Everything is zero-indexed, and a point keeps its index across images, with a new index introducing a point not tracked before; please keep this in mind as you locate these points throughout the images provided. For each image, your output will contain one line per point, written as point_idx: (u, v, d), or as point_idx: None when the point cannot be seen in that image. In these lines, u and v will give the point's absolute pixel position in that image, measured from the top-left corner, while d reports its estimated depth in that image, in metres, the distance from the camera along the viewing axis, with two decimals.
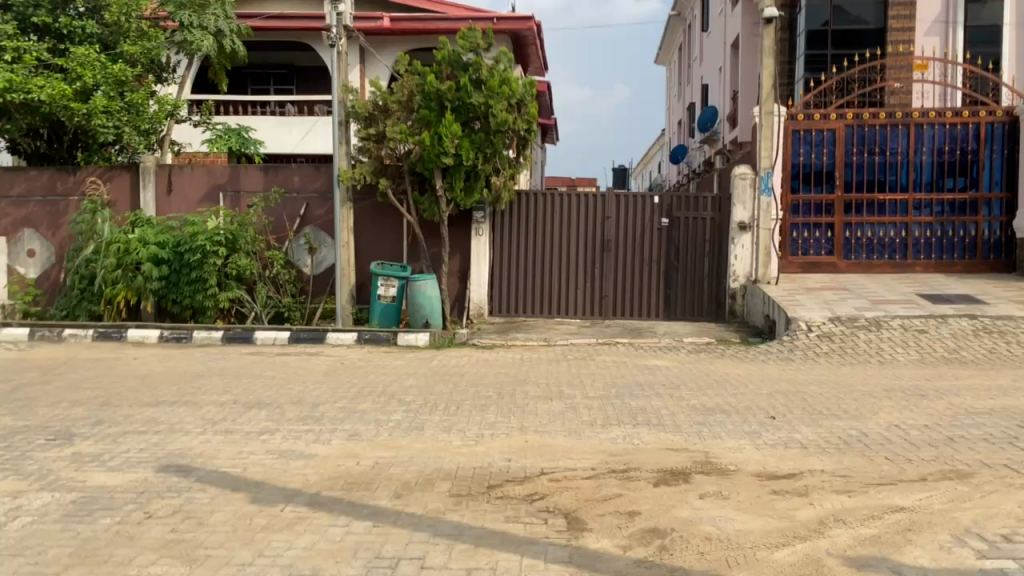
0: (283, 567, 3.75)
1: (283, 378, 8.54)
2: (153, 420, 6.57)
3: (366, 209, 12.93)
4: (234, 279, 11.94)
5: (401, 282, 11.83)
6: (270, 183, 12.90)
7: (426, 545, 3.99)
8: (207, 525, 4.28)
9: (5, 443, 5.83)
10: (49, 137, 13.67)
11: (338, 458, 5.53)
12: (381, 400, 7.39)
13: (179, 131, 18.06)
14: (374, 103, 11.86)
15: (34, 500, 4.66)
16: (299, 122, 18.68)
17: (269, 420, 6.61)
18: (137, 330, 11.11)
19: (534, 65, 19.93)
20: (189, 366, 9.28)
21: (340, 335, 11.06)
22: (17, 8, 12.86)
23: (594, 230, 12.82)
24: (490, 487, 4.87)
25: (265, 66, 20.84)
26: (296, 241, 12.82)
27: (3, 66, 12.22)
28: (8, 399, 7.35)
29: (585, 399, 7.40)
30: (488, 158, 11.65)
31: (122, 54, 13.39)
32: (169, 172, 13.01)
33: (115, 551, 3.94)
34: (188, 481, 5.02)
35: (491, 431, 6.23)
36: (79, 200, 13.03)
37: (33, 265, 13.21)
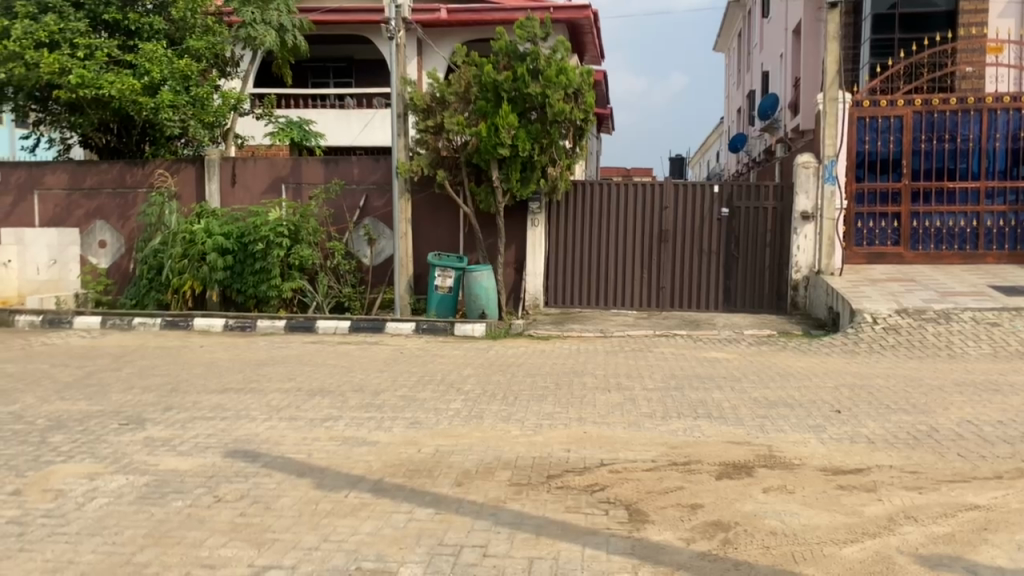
0: (348, 553, 3.81)
1: (345, 366, 8.67)
2: (220, 406, 6.74)
3: (424, 200, 13.02)
4: (296, 269, 12.17)
5: (458, 273, 11.90)
6: (330, 175, 13.07)
7: (489, 534, 4.01)
8: (275, 510, 4.38)
9: (81, 427, 6.05)
10: (119, 131, 14.11)
11: (399, 445, 5.59)
12: (440, 389, 7.46)
13: (242, 125, 18.46)
14: (431, 94, 11.92)
15: (109, 482, 4.82)
16: (358, 115, 18.90)
17: (331, 407, 6.72)
18: (203, 319, 11.41)
19: (590, 54, 19.80)
20: (253, 354, 9.50)
21: (399, 325, 11.18)
22: (88, 6, 13.14)
23: (652, 220, 12.70)
24: (550, 477, 4.87)
25: (325, 59, 21.14)
26: (356, 232, 13.05)
27: (75, 62, 12.59)
28: (82, 385, 7.63)
29: (645, 391, 7.35)
30: (544, 149, 11.63)
31: (188, 50, 13.71)
32: (233, 164, 13.28)
33: (187, 533, 4.06)
34: (254, 466, 5.14)
35: (550, 421, 6.22)
36: (147, 192, 13.41)
37: (105, 255, 13.64)
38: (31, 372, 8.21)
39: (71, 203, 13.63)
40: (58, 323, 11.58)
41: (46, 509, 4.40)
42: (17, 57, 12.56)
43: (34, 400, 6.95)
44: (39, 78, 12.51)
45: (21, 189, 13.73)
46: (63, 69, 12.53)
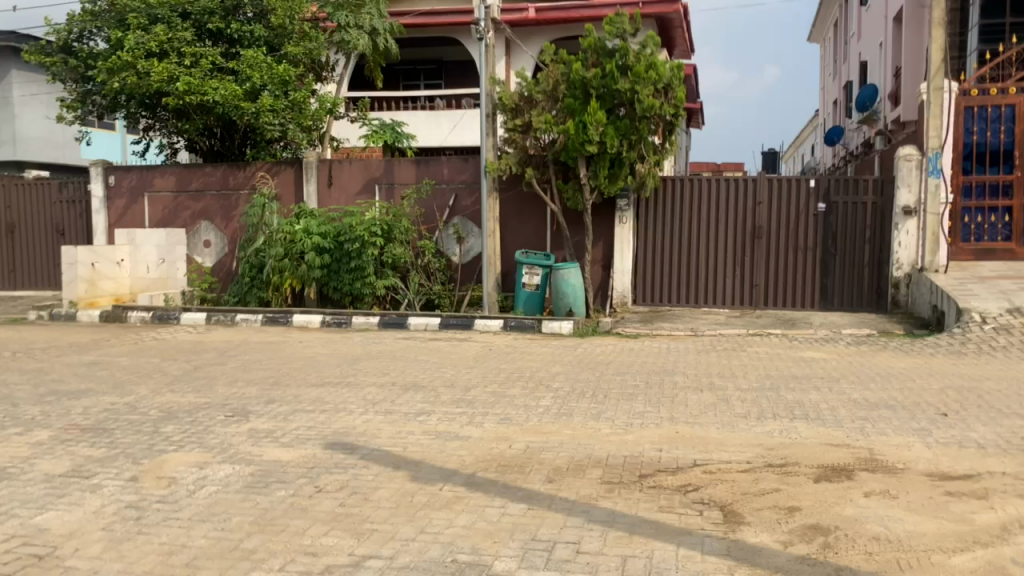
0: (444, 545, 3.89)
1: (437, 362, 8.84)
2: (319, 400, 6.97)
3: (513, 198, 13.11)
4: (389, 267, 12.48)
5: (545, 270, 11.94)
6: (421, 175, 13.31)
7: (582, 531, 4.03)
8: (373, 501, 4.50)
9: (191, 418, 6.35)
10: (222, 136, 14.72)
11: (491, 441, 5.67)
12: (530, 385, 7.51)
13: (337, 127, 19.01)
14: (520, 93, 11.97)
15: (217, 471, 5.06)
16: (448, 115, 19.23)
17: (424, 402, 6.86)
18: (302, 315, 11.80)
19: (680, 48, 19.53)
20: (349, 349, 9.78)
21: (487, 322, 11.28)
22: (194, 16, 13.71)
23: (745, 216, 12.44)
24: (642, 476, 4.85)
25: (415, 62, 21.54)
26: (445, 231, 13.28)
27: (182, 70, 13.21)
28: (190, 378, 8.02)
29: (738, 391, 7.23)
30: (633, 145, 11.54)
31: (287, 55, 14.23)
32: (329, 166, 13.68)
33: (291, 521, 4.22)
34: (353, 458, 5.30)
35: (641, 420, 6.18)
36: (249, 193, 13.96)
37: (210, 254, 14.28)
38: (145, 366, 8.67)
39: (179, 204, 14.32)
40: (167, 318, 12.19)
41: (161, 495, 4.65)
42: (129, 67, 13.19)
43: (147, 392, 7.34)
44: (149, 86, 13.13)
45: (134, 192, 14.45)
46: (171, 77, 13.14)
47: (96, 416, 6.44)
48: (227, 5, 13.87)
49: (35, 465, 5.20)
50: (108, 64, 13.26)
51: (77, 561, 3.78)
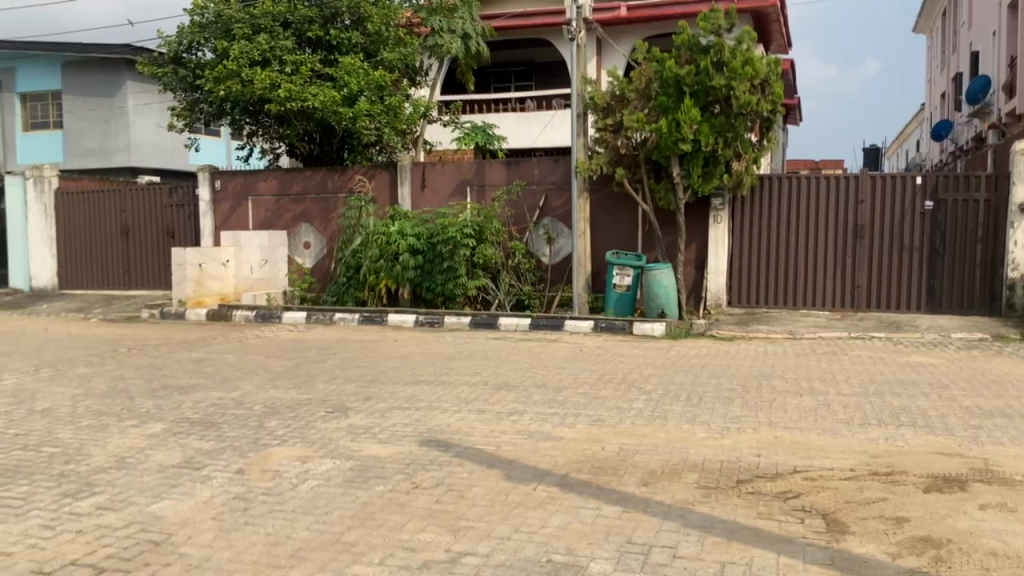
0: (538, 545, 3.90)
1: (528, 362, 8.88)
2: (414, 397, 7.11)
3: (603, 199, 13.03)
4: (481, 268, 12.63)
5: (636, 271, 11.84)
6: (512, 176, 13.41)
7: (679, 535, 3.97)
8: (467, 498, 4.56)
9: (293, 413, 6.57)
10: (321, 141, 15.21)
11: (583, 442, 5.66)
12: (622, 387, 7.45)
13: (429, 131, 19.32)
14: (611, 93, 11.92)
15: (319, 464, 5.22)
16: (538, 117, 19.28)
17: (516, 401, 6.90)
18: (396, 314, 12.06)
19: (776, 43, 19.04)
20: (442, 348, 9.93)
21: (577, 323, 11.26)
22: (295, 25, 14.14)
23: (846, 215, 12.01)
24: (740, 482, 4.75)
25: (506, 64, 21.67)
26: (536, 232, 13.29)
27: (284, 77, 13.68)
28: (292, 374, 8.30)
29: (840, 396, 6.98)
30: (728, 143, 11.30)
31: (383, 61, 14.62)
32: (423, 169, 13.94)
33: (389, 516, 4.31)
34: (448, 455, 5.38)
35: (737, 424, 6.05)
36: (346, 197, 14.36)
37: (309, 255, 14.71)
38: (249, 362, 9.02)
39: (280, 208, 14.84)
40: (269, 317, 12.63)
41: (266, 487, 4.83)
42: (235, 75, 13.72)
43: (252, 388, 7.64)
44: (253, 94, 13.63)
45: (238, 196, 15.07)
46: (274, 84, 13.63)
47: (205, 410, 6.74)
48: (326, 13, 14.31)
49: (151, 455, 5.48)
50: (215, 73, 13.81)
51: (190, 549, 3.96)
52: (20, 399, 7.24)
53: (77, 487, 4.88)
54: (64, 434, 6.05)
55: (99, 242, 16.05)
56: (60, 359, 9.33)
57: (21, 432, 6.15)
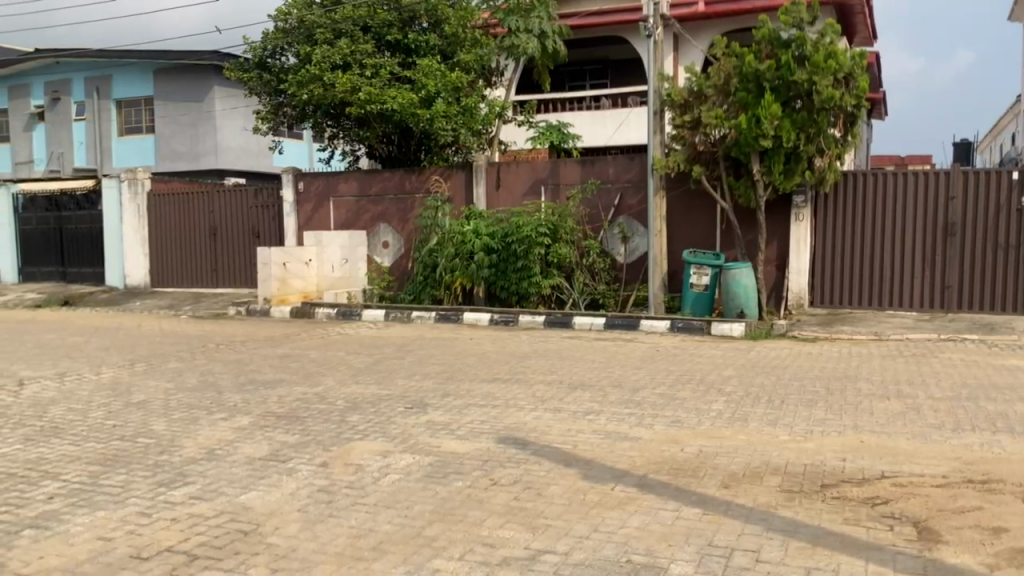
0: (618, 545, 3.89)
1: (604, 361, 8.85)
2: (491, 395, 7.16)
3: (679, 197, 12.88)
4: (555, 267, 12.64)
5: (714, 270, 11.66)
6: (587, 175, 13.37)
7: (761, 538, 3.91)
8: (546, 496, 4.58)
9: (373, 409, 6.71)
10: (399, 142, 15.47)
11: (662, 443, 5.60)
12: (700, 388, 7.35)
13: (504, 131, 19.43)
14: (689, 89, 11.75)
15: (399, 459, 5.31)
16: (613, 115, 19.19)
17: (592, 401, 6.88)
18: (471, 313, 12.19)
19: (861, 35, 18.46)
20: (517, 347, 9.98)
21: (653, 323, 11.17)
22: (374, 28, 14.44)
23: (936, 212, 11.57)
24: (824, 486, 4.63)
25: (581, 62, 21.64)
26: (610, 231, 13.23)
27: (363, 80, 13.97)
28: (372, 370, 8.48)
29: (930, 400, 6.73)
30: (811, 138, 11.01)
31: (459, 63, 14.81)
32: (498, 168, 14.02)
33: (469, 512, 4.36)
34: (525, 453, 5.40)
35: (821, 428, 5.90)
36: (423, 196, 14.57)
37: (387, 254, 15.00)
38: (330, 359, 9.24)
39: (360, 208, 15.16)
40: (350, 315, 12.91)
41: (348, 480, 4.95)
42: (317, 79, 14.07)
43: (334, 383, 7.82)
44: (334, 97, 13.96)
45: (320, 197, 15.44)
46: (354, 87, 13.94)
47: (289, 404, 6.94)
48: (404, 17, 14.58)
49: (239, 448, 5.67)
50: (298, 77, 14.15)
51: (277, 539, 4.08)
52: (118, 392, 7.59)
53: (170, 477, 5.09)
54: (158, 426, 6.33)
55: (188, 241, 16.68)
56: (153, 354, 9.74)
57: (118, 423, 6.45)
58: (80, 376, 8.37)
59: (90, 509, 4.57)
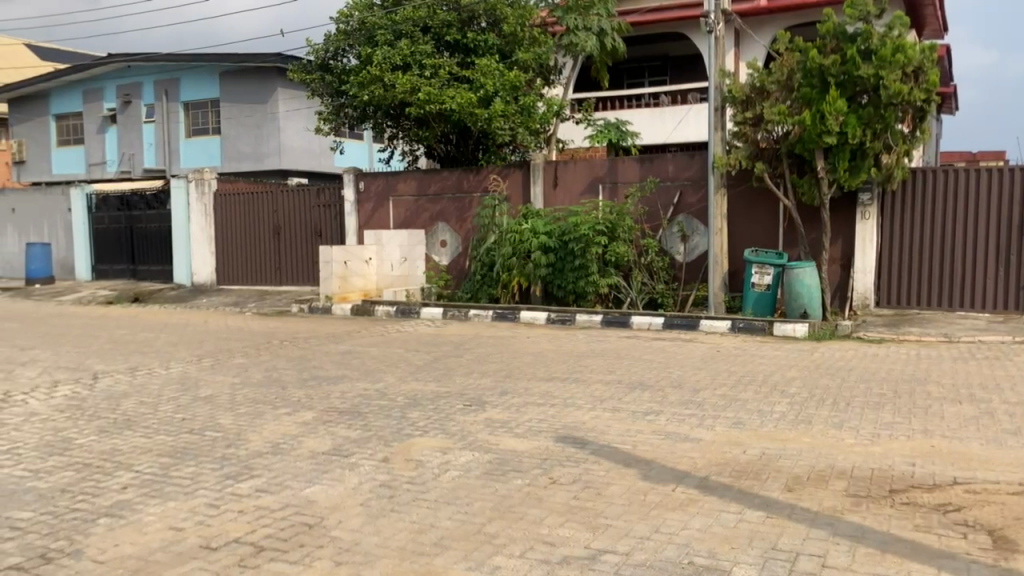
0: (680, 546, 3.85)
1: (663, 361, 8.77)
2: (549, 394, 7.16)
3: (740, 195, 12.68)
4: (613, 266, 12.58)
5: (777, 270, 11.45)
6: (646, 173, 13.26)
7: (827, 543, 3.82)
8: (606, 496, 4.56)
9: (432, 406, 6.77)
10: (457, 142, 15.57)
11: (724, 445, 5.53)
12: (763, 390, 7.22)
13: (562, 129, 19.40)
14: (751, 85, 11.50)
15: (459, 456, 5.35)
16: (672, 112, 18.99)
17: (652, 401, 6.82)
18: (528, 312, 12.22)
19: (931, 28, 17.92)
20: (575, 346, 9.96)
21: (713, 323, 11.02)
22: (434, 29, 14.56)
23: (1010, 211, 11.18)
24: (893, 491, 4.51)
25: (640, 60, 21.47)
26: (670, 229, 13.10)
27: (422, 80, 14.09)
28: (431, 367, 8.56)
29: (1005, 404, 6.49)
30: (877, 135, 10.73)
31: (517, 62, 14.83)
32: (555, 167, 14.00)
33: (528, 510, 4.37)
34: (584, 453, 5.39)
35: (890, 431, 5.75)
36: (481, 195, 14.63)
37: (445, 253, 15.13)
38: (390, 355, 9.36)
39: (419, 207, 15.31)
40: (409, 313, 13.06)
41: (409, 476, 5.01)
42: (377, 80, 14.25)
43: (394, 380, 7.93)
44: (394, 97, 14.12)
45: (380, 196, 15.64)
46: (413, 87, 14.08)
47: (351, 400, 7.05)
48: (463, 17, 14.67)
49: (303, 442, 5.79)
50: (359, 78, 14.35)
51: (341, 532, 4.16)
52: (186, 386, 7.83)
53: (237, 469, 5.22)
54: (226, 420, 6.50)
55: (253, 240, 17.06)
56: (220, 349, 10.00)
57: (187, 416, 6.64)
58: (151, 370, 8.64)
59: (161, 500, 4.71)
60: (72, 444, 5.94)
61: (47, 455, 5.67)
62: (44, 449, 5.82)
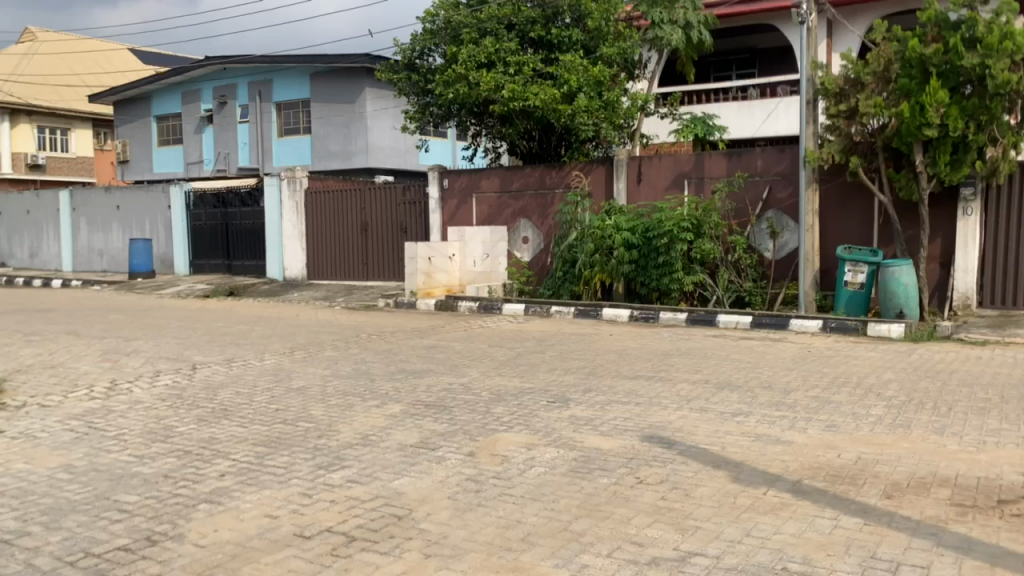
0: (772, 551, 3.75)
1: (752, 361, 8.57)
2: (634, 392, 7.09)
3: (832, 190, 12.27)
4: (698, 263, 12.38)
5: (871, 267, 11.04)
6: (733, 168, 12.98)
7: (930, 554, 3.66)
8: (695, 498, 4.48)
9: (517, 401, 6.80)
10: (540, 138, 15.58)
11: (817, 447, 5.36)
12: (857, 392, 6.99)
13: (647, 124, 19.23)
14: (845, 76, 11.18)
15: (544, 453, 5.35)
16: (761, 105, 18.56)
17: (740, 402, 6.68)
18: (611, 308, 12.14)
19: None
20: (659, 344, 9.85)
21: (804, 322, 10.72)
22: (518, 26, 14.63)
23: None
24: (1001, 502, 4.29)
25: (728, 52, 21.04)
26: (758, 225, 12.77)
27: (506, 77, 14.15)
28: (514, 363, 8.59)
29: None
30: (982, 127, 10.21)
31: (602, 57, 14.74)
32: (639, 162, 13.85)
33: (616, 508, 4.34)
34: (671, 453, 5.32)
35: (996, 438, 5.47)
36: (564, 192, 14.60)
37: (527, 250, 15.16)
38: (474, 350, 9.44)
39: (502, 203, 15.39)
40: (491, 308, 13.15)
41: (496, 471, 5.03)
42: (462, 78, 14.37)
43: (478, 374, 8.00)
44: (479, 95, 14.24)
45: (463, 193, 15.80)
46: (498, 85, 14.15)
47: (437, 394, 7.15)
48: (547, 13, 14.66)
49: (391, 434, 5.89)
50: (445, 77, 14.52)
51: (429, 525, 4.20)
52: (280, 377, 8.09)
53: (328, 460, 5.35)
54: (317, 411, 6.67)
55: (341, 236, 17.47)
56: (311, 342, 10.29)
57: (281, 407, 6.85)
58: (246, 362, 8.94)
59: (257, 488, 4.87)
60: (174, 431, 6.20)
61: (151, 442, 5.94)
62: (148, 436, 6.09)
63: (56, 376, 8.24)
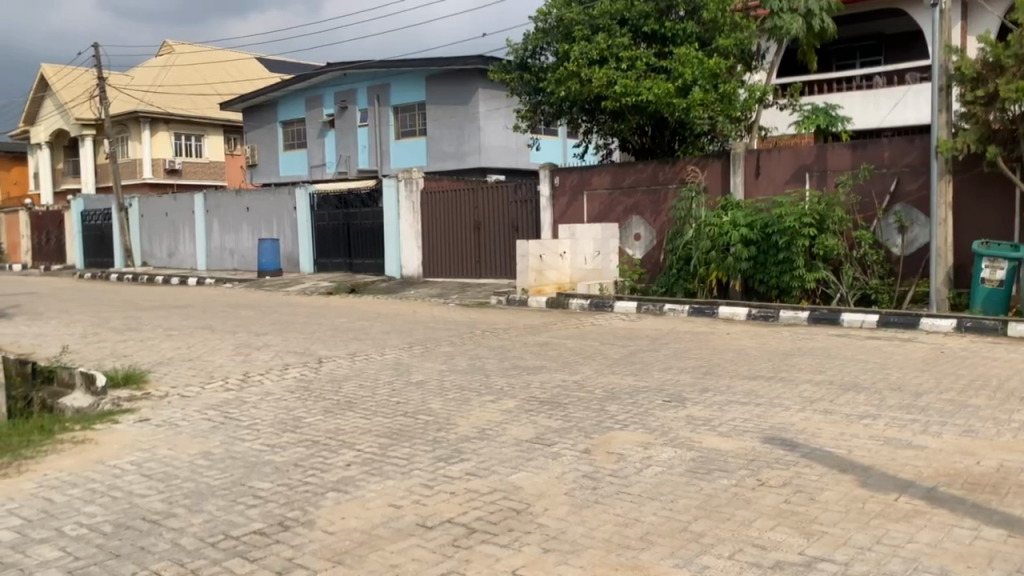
0: (906, 560, 3.59)
1: (879, 362, 8.19)
2: (753, 393, 6.91)
3: (967, 182, 11.57)
4: (821, 260, 11.93)
5: (1012, 263, 10.36)
6: (858, 160, 12.42)
7: None
8: (820, 502, 4.33)
9: (632, 399, 6.76)
10: (653, 134, 15.40)
11: (954, 454, 5.08)
12: (998, 395, 6.57)
13: (764, 117, 18.71)
14: (983, 60, 10.46)
15: (660, 452, 5.30)
16: (887, 95, 17.70)
17: (868, 404, 6.40)
18: (727, 307, 11.88)
19: None
20: (779, 343, 9.56)
21: (936, 322, 10.15)
22: (631, 20, 14.47)
23: None
24: None
25: (851, 40, 20.18)
26: (886, 220, 12.20)
27: (619, 73, 14.06)
28: (628, 362, 8.52)
29: None
30: None
31: (717, 49, 14.45)
32: (758, 156, 13.49)
33: (736, 511, 4.25)
34: (794, 455, 5.16)
35: None
36: (678, 187, 14.39)
37: (639, 247, 15.02)
38: (587, 348, 9.44)
39: (613, 201, 15.28)
40: (602, 306, 13.09)
41: (612, 469, 5.02)
42: (574, 76, 14.37)
43: (592, 372, 8.00)
44: (590, 92, 14.21)
45: (575, 191, 15.80)
46: (610, 81, 14.11)
47: (551, 390, 7.20)
48: (661, 7, 14.47)
49: (507, 429, 5.97)
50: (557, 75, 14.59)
51: (547, 520, 4.24)
52: (399, 371, 8.34)
53: (447, 453, 5.48)
54: (436, 404, 6.84)
55: (457, 235, 17.79)
56: (428, 338, 10.55)
57: (401, 400, 7.07)
58: (368, 356, 9.26)
59: (380, 478, 5.05)
60: (302, 422, 6.51)
61: (281, 432, 6.24)
62: (278, 426, 6.41)
63: (195, 368, 8.78)
